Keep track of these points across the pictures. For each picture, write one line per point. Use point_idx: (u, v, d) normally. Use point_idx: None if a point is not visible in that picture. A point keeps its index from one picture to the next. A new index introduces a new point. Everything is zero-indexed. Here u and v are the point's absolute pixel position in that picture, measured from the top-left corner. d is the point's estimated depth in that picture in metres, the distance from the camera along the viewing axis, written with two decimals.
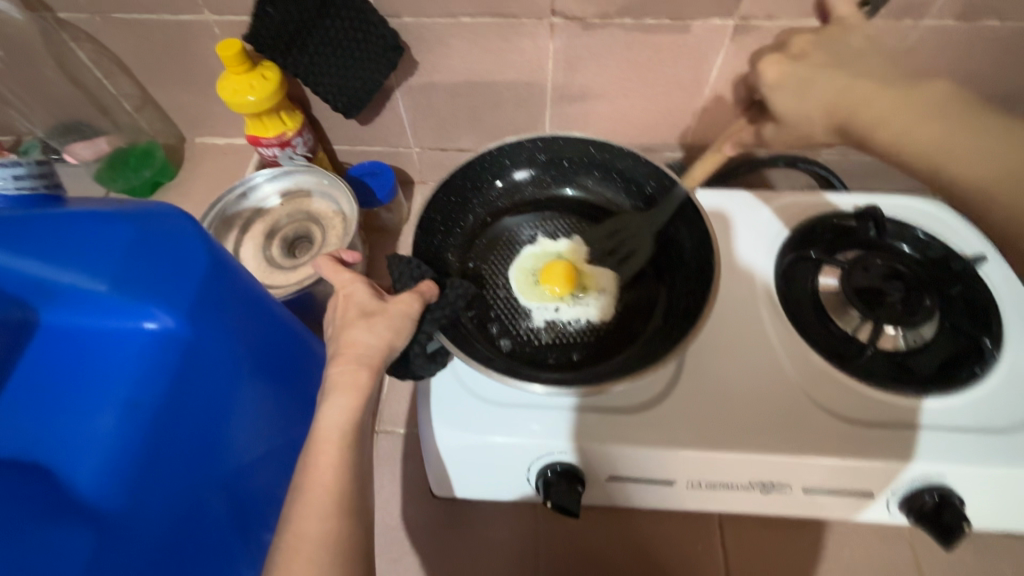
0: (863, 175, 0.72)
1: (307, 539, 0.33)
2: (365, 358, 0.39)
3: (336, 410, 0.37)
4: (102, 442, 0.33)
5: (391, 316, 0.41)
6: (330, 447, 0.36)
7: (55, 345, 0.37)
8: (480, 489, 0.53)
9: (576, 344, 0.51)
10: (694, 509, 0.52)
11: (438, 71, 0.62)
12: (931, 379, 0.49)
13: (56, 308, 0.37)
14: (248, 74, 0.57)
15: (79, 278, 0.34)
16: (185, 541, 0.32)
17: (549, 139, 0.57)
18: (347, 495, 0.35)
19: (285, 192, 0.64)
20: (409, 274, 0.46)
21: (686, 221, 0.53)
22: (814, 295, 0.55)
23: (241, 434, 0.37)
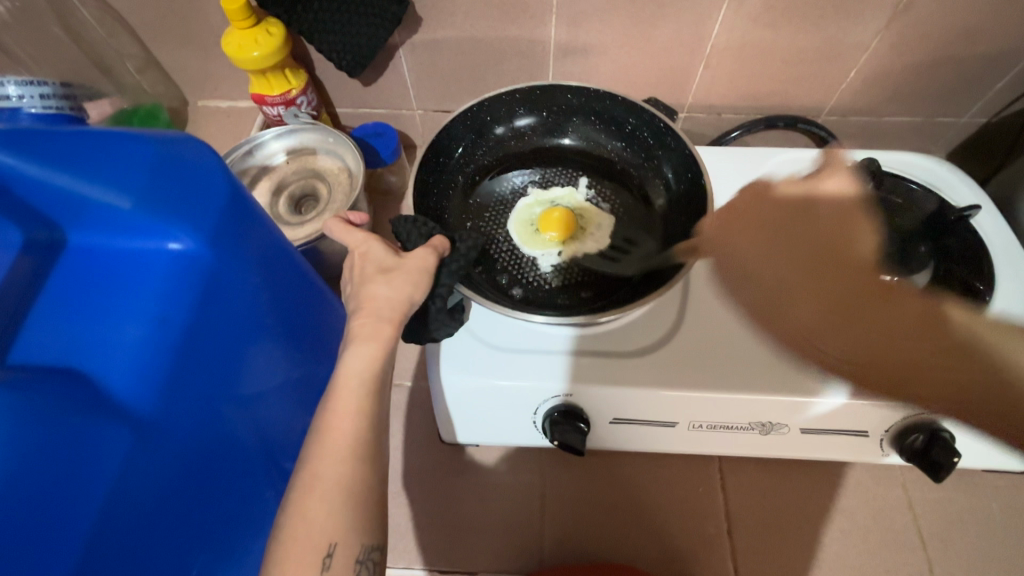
0: (862, 137, 0.73)
1: (326, 480, 0.33)
2: (384, 312, 0.37)
3: (357, 359, 0.36)
4: (121, 359, 0.29)
5: (409, 271, 0.39)
6: (349, 391, 0.35)
7: (79, 265, 0.31)
8: (487, 435, 0.54)
9: (584, 282, 0.53)
10: (695, 451, 0.54)
11: (442, 29, 0.62)
12: None
13: (81, 227, 0.31)
14: (252, 29, 0.58)
15: (95, 194, 0.29)
16: (200, 480, 0.30)
17: (525, 91, 0.59)
18: (365, 441, 0.34)
19: (292, 150, 0.64)
20: (417, 232, 0.44)
21: (671, 154, 0.57)
22: None
23: (253, 372, 0.35)
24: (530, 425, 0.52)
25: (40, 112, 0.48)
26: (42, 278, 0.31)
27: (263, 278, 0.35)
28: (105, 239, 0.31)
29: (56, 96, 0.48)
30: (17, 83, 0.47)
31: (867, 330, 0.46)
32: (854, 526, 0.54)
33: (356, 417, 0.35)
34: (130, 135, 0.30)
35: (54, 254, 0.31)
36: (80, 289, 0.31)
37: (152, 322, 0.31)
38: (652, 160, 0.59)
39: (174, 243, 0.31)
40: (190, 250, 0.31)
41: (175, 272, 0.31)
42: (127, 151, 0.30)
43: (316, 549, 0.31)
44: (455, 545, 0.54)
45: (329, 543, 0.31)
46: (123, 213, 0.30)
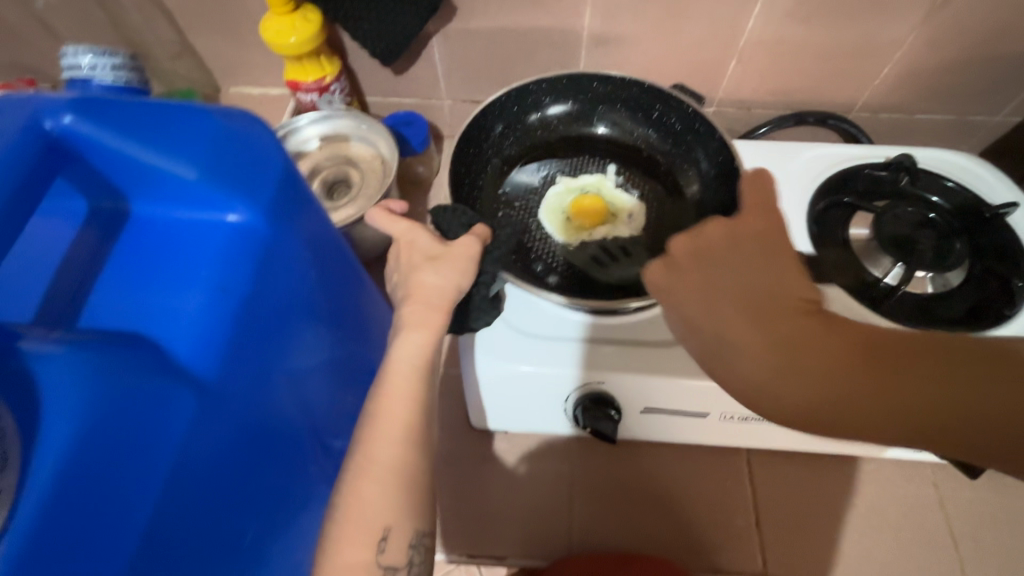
0: (893, 134, 0.72)
1: (380, 463, 0.34)
2: (434, 300, 0.38)
3: (409, 347, 0.37)
4: (178, 331, 0.29)
5: (456, 258, 0.40)
6: (401, 378, 0.36)
7: (139, 237, 0.31)
8: (518, 421, 0.55)
9: (618, 269, 0.53)
10: (725, 441, 0.54)
11: (477, 18, 0.62)
12: (956, 322, 0.51)
13: (142, 195, 0.30)
14: (290, 15, 0.58)
15: (162, 162, 0.29)
16: (245, 459, 0.30)
17: (552, 80, 0.59)
18: (416, 426, 0.35)
19: (325, 136, 0.65)
20: (457, 222, 0.44)
21: (703, 144, 0.57)
22: (845, 243, 0.56)
23: (295, 353, 0.35)
24: (560, 412, 0.53)
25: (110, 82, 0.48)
26: (105, 249, 0.30)
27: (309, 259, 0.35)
28: (169, 210, 0.31)
29: (127, 68, 0.49)
30: (91, 53, 0.47)
31: (736, 373, 0.37)
32: (885, 522, 0.54)
33: (410, 402, 0.36)
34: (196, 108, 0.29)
35: (116, 225, 0.31)
36: (142, 258, 0.30)
37: (212, 292, 0.30)
38: (681, 147, 0.59)
39: (232, 215, 0.31)
40: (247, 225, 0.31)
41: (234, 244, 0.31)
42: (194, 122, 0.29)
43: (371, 532, 0.32)
44: (485, 531, 0.55)
45: (384, 528, 0.33)
46: (188, 182, 0.30)
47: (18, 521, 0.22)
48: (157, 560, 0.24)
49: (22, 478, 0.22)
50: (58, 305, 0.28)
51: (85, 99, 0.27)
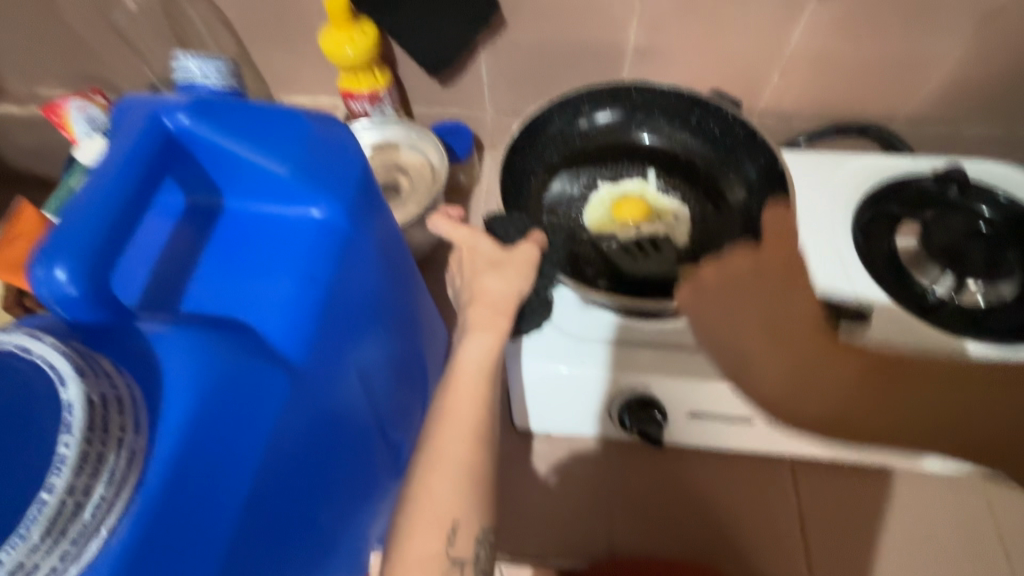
0: (935, 147, 0.72)
1: (448, 457, 0.35)
2: (498, 304, 0.40)
3: (476, 348, 0.39)
4: (275, 317, 0.31)
5: (518, 263, 0.42)
6: (468, 377, 0.38)
7: (231, 229, 0.33)
8: (559, 424, 0.56)
9: (668, 265, 0.54)
10: (768, 449, 0.54)
11: (525, 31, 0.64)
12: (1012, 333, 0.50)
13: (238, 192, 0.33)
14: (349, 29, 0.61)
15: (259, 159, 0.31)
16: (325, 440, 0.32)
17: (591, 88, 0.60)
18: (483, 423, 0.37)
19: (376, 144, 0.67)
20: (514, 227, 0.45)
21: (745, 149, 0.58)
22: (893, 254, 0.56)
23: (368, 344, 0.36)
24: (605, 417, 0.53)
25: (215, 87, 0.49)
26: (202, 239, 0.32)
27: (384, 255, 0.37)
28: (260, 206, 0.33)
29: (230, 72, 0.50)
30: (201, 60, 0.49)
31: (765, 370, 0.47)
32: (937, 537, 0.52)
33: (477, 402, 0.37)
34: (292, 112, 0.32)
35: (210, 218, 0.33)
36: (235, 248, 0.32)
37: (300, 282, 0.32)
38: (723, 151, 0.60)
39: (316, 210, 0.33)
40: (336, 221, 0.33)
41: (318, 238, 0.33)
42: (290, 124, 0.32)
43: (441, 522, 0.34)
44: (524, 535, 0.55)
45: (452, 520, 0.34)
46: (281, 180, 0.32)
47: (146, 485, 0.23)
48: (251, 526, 0.26)
49: (149, 445, 0.24)
50: (162, 289, 0.30)
51: (199, 102, 0.30)
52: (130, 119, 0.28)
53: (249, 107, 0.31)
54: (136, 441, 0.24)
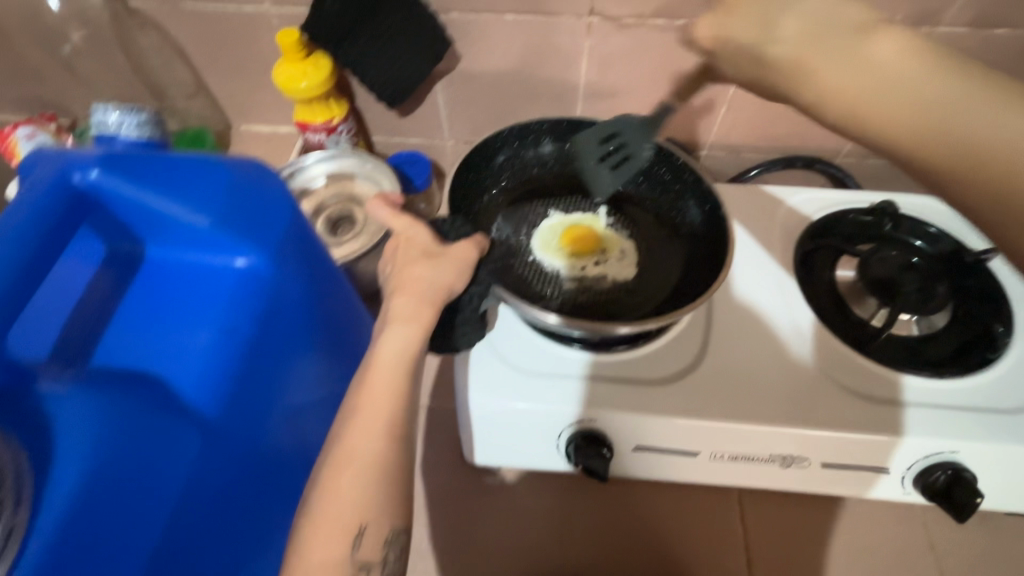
0: (878, 179, 0.74)
1: (357, 454, 0.33)
2: (427, 294, 0.39)
3: (395, 340, 0.37)
4: (192, 368, 0.31)
5: (454, 259, 0.41)
6: (384, 370, 0.36)
7: (153, 278, 0.33)
8: (504, 458, 0.55)
9: (609, 300, 0.55)
10: (713, 481, 0.54)
11: (479, 65, 0.65)
12: (941, 362, 0.52)
13: (159, 242, 0.33)
14: (303, 62, 0.61)
15: (177, 212, 0.31)
16: (249, 487, 0.32)
17: (555, 121, 0.61)
18: (399, 418, 0.35)
19: (331, 174, 0.67)
20: (458, 230, 0.45)
21: (692, 192, 0.58)
22: (831, 285, 0.58)
23: (301, 384, 0.36)
24: (554, 450, 0.53)
25: (132, 139, 0.47)
26: (123, 289, 0.33)
27: (319, 292, 0.37)
28: (181, 254, 0.33)
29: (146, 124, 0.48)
30: (119, 112, 0.48)
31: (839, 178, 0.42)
32: (877, 566, 0.53)
33: (393, 395, 0.35)
34: (206, 160, 0.32)
35: (131, 268, 0.33)
36: (156, 297, 0.33)
37: (220, 332, 0.32)
38: (670, 195, 0.60)
39: (241, 260, 0.33)
40: (258, 267, 0.33)
41: (242, 286, 0.33)
42: (205, 173, 0.32)
43: (347, 526, 0.32)
44: (470, 564, 0.55)
45: (359, 524, 0.32)
46: (200, 230, 0.32)
47: (28, 556, 0.24)
48: None
49: (33, 515, 0.25)
50: (77, 341, 0.31)
51: (111, 157, 0.31)
52: (40, 175, 0.29)
53: (163, 159, 0.32)
54: (18, 515, 0.24)
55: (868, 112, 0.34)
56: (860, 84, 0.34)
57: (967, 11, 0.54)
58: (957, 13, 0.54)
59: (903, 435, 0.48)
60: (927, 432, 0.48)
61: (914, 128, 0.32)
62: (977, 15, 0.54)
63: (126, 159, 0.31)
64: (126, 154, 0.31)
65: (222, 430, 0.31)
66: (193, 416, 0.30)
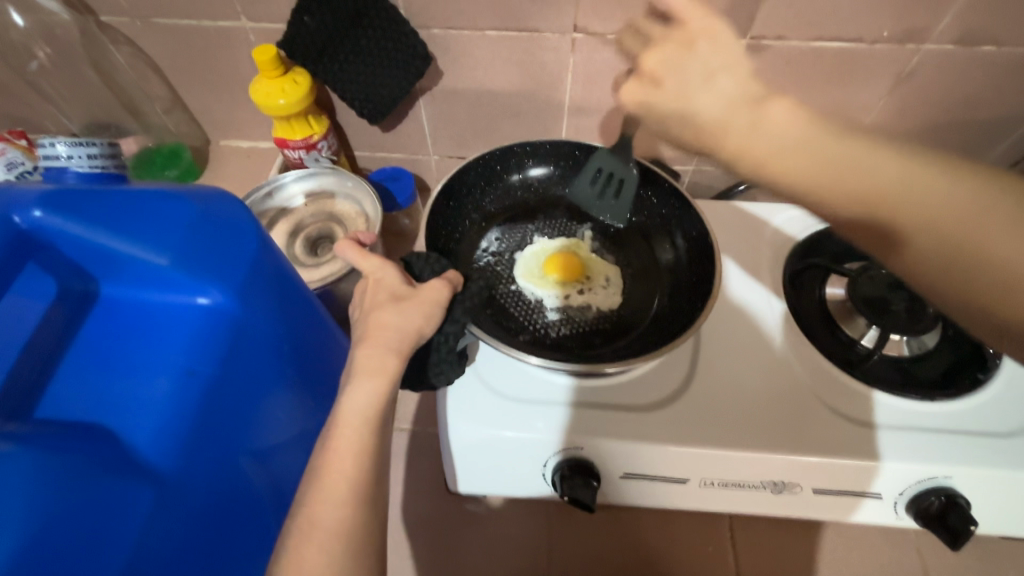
0: None
1: (323, 527, 0.33)
2: (392, 342, 0.38)
3: (361, 395, 0.37)
4: (153, 407, 0.31)
5: (422, 301, 0.41)
6: (350, 431, 0.36)
7: (108, 319, 0.33)
8: (488, 487, 0.54)
9: (594, 331, 0.53)
10: (703, 508, 0.53)
11: (462, 81, 0.64)
12: (933, 384, 0.52)
13: (118, 281, 0.33)
14: (280, 78, 0.59)
15: (137, 252, 0.32)
16: (212, 529, 0.31)
17: (537, 143, 0.60)
18: (364, 485, 0.35)
19: (310, 192, 0.66)
20: (430, 267, 0.46)
21: (677, 216, 0.58)
22: (821, 303, 0.58)
23: (270, 420, 0.36)
24: (540, 478, 0.51)
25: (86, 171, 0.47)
26: (72, 334, 0.32)
27: (288, 325, 0.36)
28: (142, 293, 0.34)
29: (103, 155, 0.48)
30: (68, 144, 0.46)
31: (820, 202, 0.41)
32: None
33: (356, 460, 0.35)
34: (168, 192, 0.33)
35: (86, 306, 0.33)
36: (112, 342, 0.33)
37: (179, 375, 0.32)
38: (658, 220, 0.59)
39: (204, 297, 0.33)
40: (222, 302, 0.33)
41: (205, 325, 0.33)
42: (167, 207, 0.33)
43: None
44: None
45: None
46: (159, 268, 0.32)
47: None
48: None
49: None
50: (20, 391, 0.29)
51: (63, 195, 0.31)
52: None
53: (124, 195, 0.32)
54: None
55: (771, 158, 0.41)
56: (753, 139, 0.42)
57: (954, 29, 0.53)
58: (943, 31, 0.53)
59: (897, 461, 0.47)
60: (907, 457, 0.47)
61: (813, 166, 0.40)
62: (964, 32, 0.53)
63: (85, 195, 0.31)
64: (85, 191, 0.32)
65: (187, 466, 0.30)
66: (150, 459, 0.30)
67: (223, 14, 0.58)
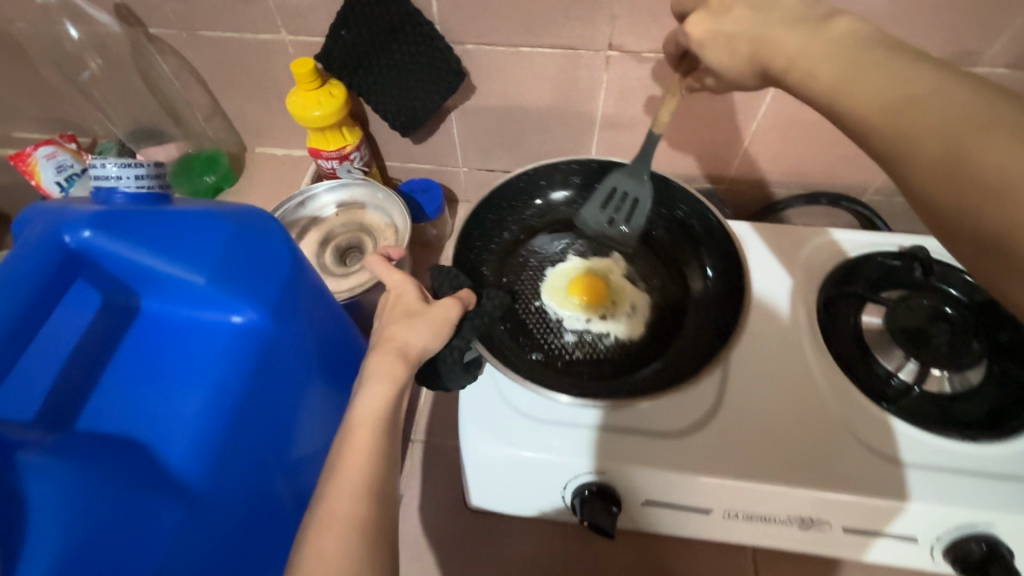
0: (903, 216, 0.73)
1: (339, 517, 0.33)
2: (403, 350, 0.40)
3: (372, 398, 0.38)
4: (186, 424, 0.32)
5: (432, 317, 0.43)
6: (363, 431, 0.37)
7: (147, 334, 0.35)
8: (508, 505, 0.53)
9: (607, 360, 0.52)
10: (727, 540, 0.51)
11: (493, 96, 0.64)
12: (974, 426, 0.49)
13: (157, 298, 0.35)
14: (316, 91, 0.60)
15: (178, 271, 0.34)
16: (237, 546, 0.32)
17: (584, 162, 0.58)
18: (377, 480, 0.35)
19: (342, 203, 0.67)
20: (448, 283, 0.48)
21: (716, 250, 0.55)
22: (857, 332, 0.56)
23: (295, 435, 0.37)
24: (560, 500, 0.51)
25: (129, 195, 0.37)
26: (110, 347, 0.34)
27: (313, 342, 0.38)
28: (180, 309, 0.36)
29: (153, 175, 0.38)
30: (116, 162, 0.37)
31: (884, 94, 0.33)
32: None
33: (369, 457, 0.36)
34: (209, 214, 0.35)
35: (127, 320, 0.35)
36: (149, 356, 0.34)
37: (212, 393, 0.33)
38: (693, 249, 0.57)
39: (239, 316, 0.35)
40: (256, 319, 0.35)
41: (238, 342, 0.35)
42: (206, 227, 0.34)
43: None
44: None
45: None
46: (197, 286, 0.34)
47: None
48: None
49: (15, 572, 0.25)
50: (63, 402, 0.31)
51: (108, 216, 0.33)
52: (35, 235, 0.31)
53: (168, 216, 0.34)
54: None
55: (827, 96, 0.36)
56: (840, 74, 0.35)
57: (1009, 51, 0.51)
58: (997, 53, 0.51)
59: (934, 502, 0.45)
60: (937, 499, 0.45)
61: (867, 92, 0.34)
62: (1021, 55, 0.51)
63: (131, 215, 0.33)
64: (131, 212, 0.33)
65: (214, 484, 0.31)
66: (180, 476, 0.31)
67: (265, 28, 0.60)
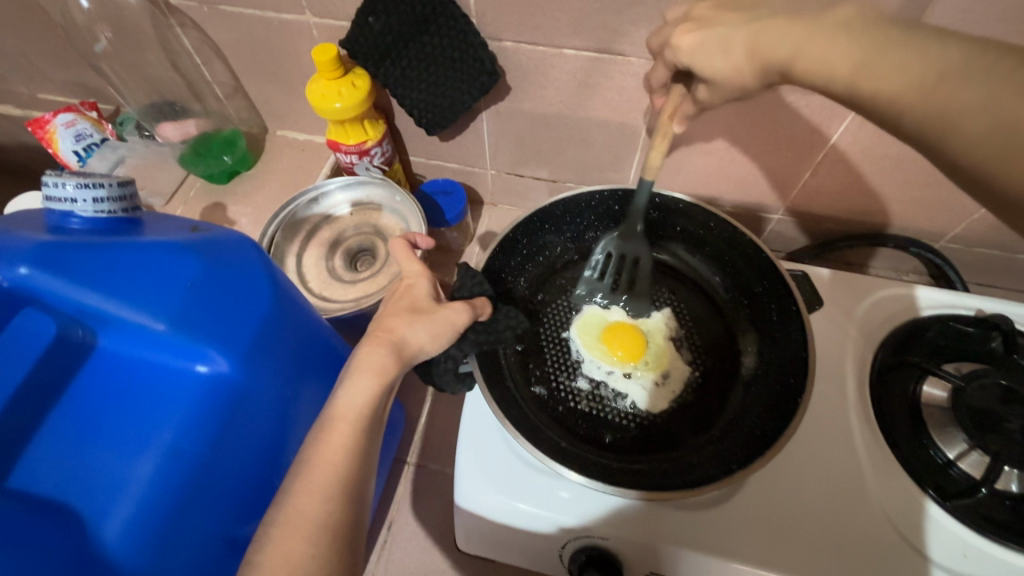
0: (980, 269, 0.65)
1: (306, 520, 0.29)
2: (398, 349, 0.37)
3: (356, 392, 0.34)
4: (138, 482, 0.32)
5: (436, 320, 0.39)
6: (343, 427, 0.33)
7: (103, 374, 0.35)
8: (497, 551, 0.49)
9: (612, 424, 0.47)
10: None
11: (529, 99, 0.58)
12: None
13: (115, 338, 0.35)
14: (338, 81, 0.55)
15: (138, 316, 0.34)
16: None
17: (667, 197, 0.53)
18: (353, 481, 0.32)
19: (357, 202, 0.64)
20: (470, 286, 0.46)
21: (773, 344, 0.48)
22: (913, 403, 0.49)
23: (252, 481, 0.37)
24: (555, 557, 0.46)
25: (87, 218, 0.37)
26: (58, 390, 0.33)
27: (280, 387, 0.39)
28: (138, 351, 0.35)
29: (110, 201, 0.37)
30: (72, 183, 0.35)
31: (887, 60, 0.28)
32: None
33: (346, 455, 0.32)
34: (187, 256, 0.36)
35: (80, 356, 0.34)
36: (99, 402, 0.34)
37: (167, 452, 0.33)
38: (749, 313, 0.51)
39: (205, 364, 0.35)
40: (225, 366, 0.35)
41: (203, 392, 0.35)
42: (179, 272, 0.35)
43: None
44: None
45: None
46: (158, 333, 0.34)
47: None
48: None
49: None
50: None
51: (64, 258, 0.33)
52: None
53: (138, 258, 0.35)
54: None
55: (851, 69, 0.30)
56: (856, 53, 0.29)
57: None
58: None
59: None
60: None
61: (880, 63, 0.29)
62: None
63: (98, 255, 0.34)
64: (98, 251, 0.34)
65: (162, 542, 0.32)
66: (125, 536, 0.31)
67: (288, 8, 0.55)
